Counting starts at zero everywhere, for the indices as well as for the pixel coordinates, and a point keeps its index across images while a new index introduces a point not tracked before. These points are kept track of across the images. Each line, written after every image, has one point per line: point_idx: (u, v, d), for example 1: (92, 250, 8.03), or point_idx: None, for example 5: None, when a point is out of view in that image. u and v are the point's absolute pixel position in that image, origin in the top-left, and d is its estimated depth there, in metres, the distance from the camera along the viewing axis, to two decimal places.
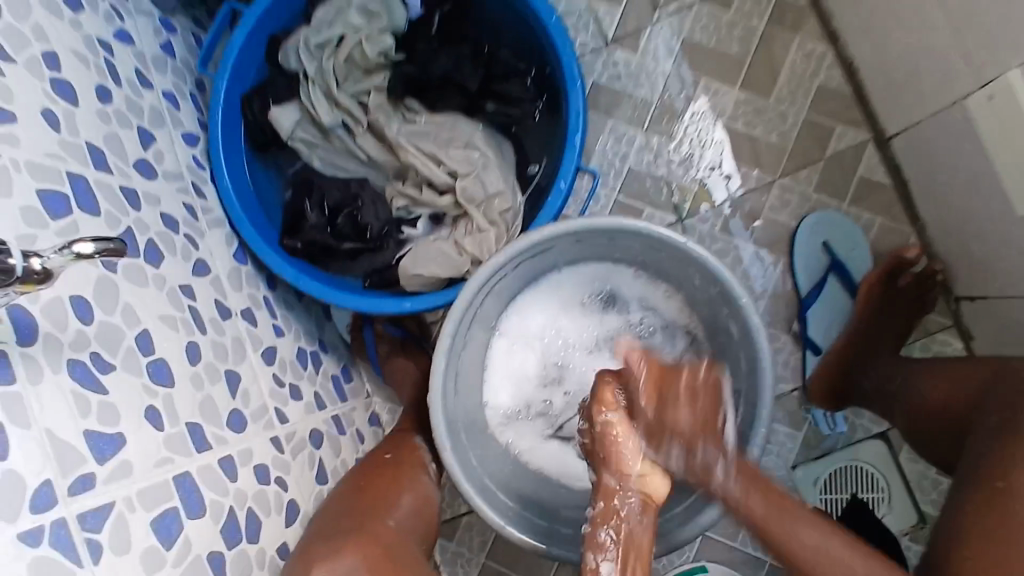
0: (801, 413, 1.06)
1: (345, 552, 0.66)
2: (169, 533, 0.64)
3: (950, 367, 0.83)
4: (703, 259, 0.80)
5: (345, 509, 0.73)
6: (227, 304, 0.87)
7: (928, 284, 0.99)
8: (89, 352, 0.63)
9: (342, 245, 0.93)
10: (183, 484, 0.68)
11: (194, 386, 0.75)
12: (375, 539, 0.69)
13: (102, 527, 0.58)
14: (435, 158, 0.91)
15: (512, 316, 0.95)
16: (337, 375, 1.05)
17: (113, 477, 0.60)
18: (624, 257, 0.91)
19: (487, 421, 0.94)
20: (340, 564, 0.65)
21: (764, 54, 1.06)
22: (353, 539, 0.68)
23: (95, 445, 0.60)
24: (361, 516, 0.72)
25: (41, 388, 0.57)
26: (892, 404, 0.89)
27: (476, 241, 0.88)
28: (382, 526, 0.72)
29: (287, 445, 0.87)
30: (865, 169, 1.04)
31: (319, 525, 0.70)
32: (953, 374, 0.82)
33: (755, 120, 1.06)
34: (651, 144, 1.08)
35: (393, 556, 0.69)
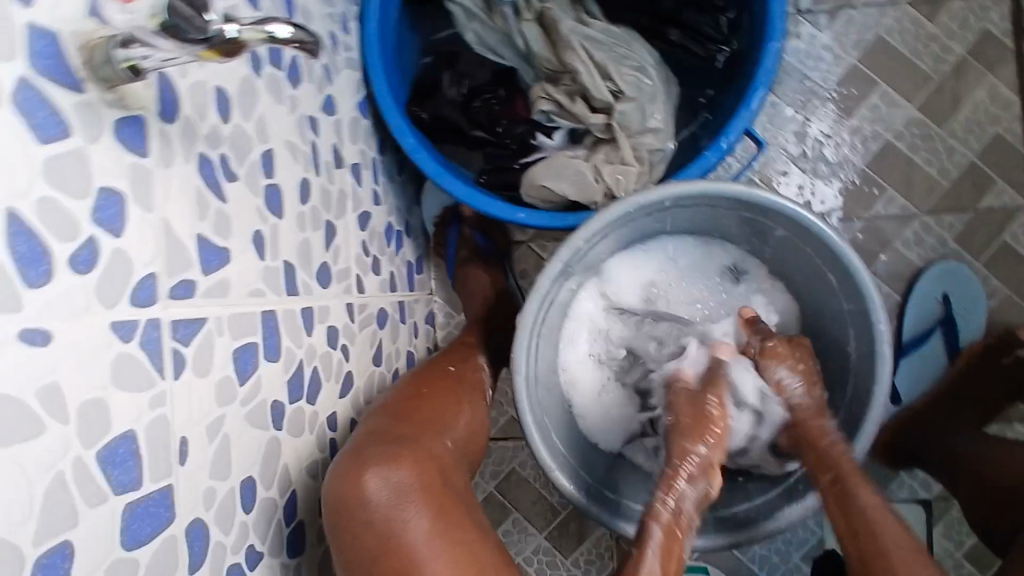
0: None
1: (402, 464, 0.57)
2: (245, 368, 0.58)
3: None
4: (859, 278, 0.73)
5: (399, 415, 0.64)
6: (342, 152, 0.81)
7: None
8: (219, 153, 0.56)
9: (472, 132, 0.87)
10: (267, 324, 0.62)
11: (298, 226, 0.69)
12: (433, 460, 0.60)
13: (190, 342, 0.51)
14: (602, 72, 0.81)
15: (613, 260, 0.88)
16: (412, 263, 1.00)
17: (211, 293, 0.54)
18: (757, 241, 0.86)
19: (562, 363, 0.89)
20: (392, 472, 0.56)
21: (953, 80, 0.98)
22: (410, 453, 0.58)
23: (203, 253, 0.54)
24: (418, 429, 0.63)
25: (170, 175, 0.50)
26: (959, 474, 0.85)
27: (616, 172, 0.81)
28: (439, 447, 0.63)
29: (358, 315, 0.82)
30: (1011, 235, 0.98)
31: (373, 427, 0.61)
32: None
33: (920, 146, 0.99)
34: (807, 135, 1.01)
35: (446, 478, 0.60)
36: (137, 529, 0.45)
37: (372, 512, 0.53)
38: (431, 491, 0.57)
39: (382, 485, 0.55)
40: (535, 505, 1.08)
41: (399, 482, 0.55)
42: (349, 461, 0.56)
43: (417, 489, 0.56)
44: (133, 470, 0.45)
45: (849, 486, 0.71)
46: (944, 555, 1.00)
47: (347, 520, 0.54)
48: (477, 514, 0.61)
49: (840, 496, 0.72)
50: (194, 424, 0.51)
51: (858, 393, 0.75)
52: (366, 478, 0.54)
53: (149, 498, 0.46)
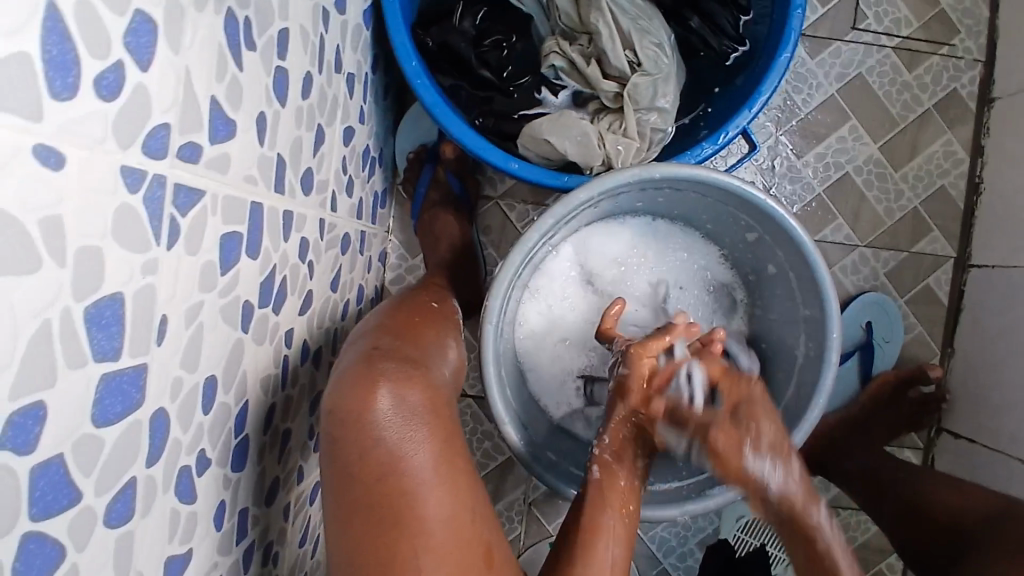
0: None
1: (415, 387, 0.54)
2: (229, 258, 0.53)
3: (967, 486, 0.84)
4: (823, 290, 0.77)
5: (402, 336, 0.61)
6: (342, 57, 0.75)
7: (931, 405, 1.04)
8: (245, 15, 0.50)
9: (479, 70, 0.83)
10: (253, 217, 0.57)
11: (294, 121, 0.63)
12: (439, 389, 0.58)
13: (187, 213, 0.46)
14: (624, 40, 0.80)
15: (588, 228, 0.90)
16: (378, 194, 0.95)
17: (213, 165, 0.49)
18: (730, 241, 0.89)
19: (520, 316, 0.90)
20: (406, 394, 0.53)
21: (915, 129, 1.06)
22: (422, 378, 0.56)
23: (213, 120, 0.48)
24: (423, 354, 0.61)
25: (201, 22, 0.44)
26: (881, 493, 0.90)
27: (619, 143, 0.80)
28: (441, 376, 0.61)
29: (326, 234, 0.77)
30: (934, 280, 1.07)
31: (383, 345, 0.58)
32: (957, 490, 0.84)
33: (874, 183, 1.07)
34: (779, 152, 1.06)
35: (451, 411, 0.58)
36: (108, 406, 0.40)
37: (383, 431, 0.51)
38: (440, 420, 0.55)
39: (394, 406, 0.52)
40: None
41: (414, 406, 0.53)
42: (362, 374, 0.53)
43: (427, 416, 0.53)
44: (116, 337, 0.40)
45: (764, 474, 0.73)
46: None
47: (353, 434, 0.51)
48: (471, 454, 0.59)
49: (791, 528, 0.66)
50: (176, 304, 0.46)
51: (801, 396, 0.80)
52: (380, 393, 0.52)
53: (124, 372, 0.41)
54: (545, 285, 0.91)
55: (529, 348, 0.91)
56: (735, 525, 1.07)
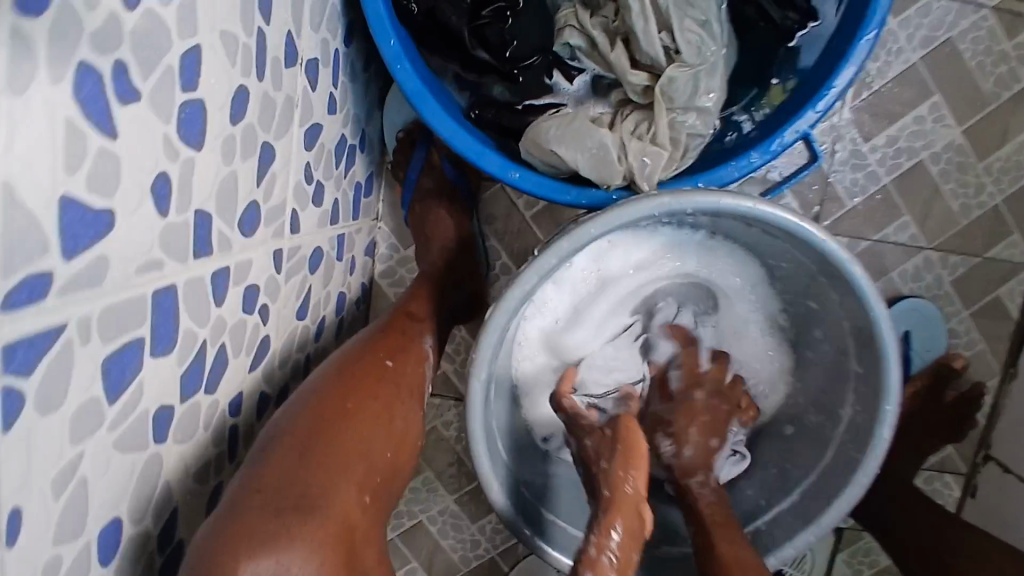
0: None
1: (297, 551, 0.45)
2: (122, 377, 0.40)
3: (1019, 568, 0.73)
4: (885, 352, 0.64)
5: (309, 450, 0.51)
6: (298, 44, 0.58)
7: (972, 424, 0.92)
8: (115, 58, 0.34)
9: (474, 52, 0.65)
10: (160, 305, 0.43)
11: (223, 158, 0.48)
12: (342, 529, 0.49)
13: (33, 369, 0.32)
14: (661, 17, 0.62)
15: (608, 237, 0.73)
16: (361, 185, 0.80)
17: (77, 285, 0.35)
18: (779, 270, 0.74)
19: (523, 335, 0.74)
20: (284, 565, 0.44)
21: (1009, 110, 0.87)
22: (311, 531, 0.46)
23: (68, 225, 0.33)
24: (327, 475, 0.50)
25: (25, 106, 0.29)
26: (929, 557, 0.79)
27: (646, 153, 0.64)
28: (354, 501, 0.51)
29: (287, 263, 0.63)
30: (1006, 291, 0.92)
31: (272, 474, 0.48)
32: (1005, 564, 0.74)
33: (952, 175, 0.89)
34: (842, 134, 0.88)
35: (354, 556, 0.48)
36: None
37: None
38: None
39: None
40: (450, 468, 0.98)
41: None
42: (228, 537, 0.44)
43: None
44: None
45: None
46: None
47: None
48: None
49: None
50: (35, 483, 0.34)
51: (842, 460, 0.68)
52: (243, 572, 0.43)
53: None
54: (552, 304, 0.75)
55: (528, 373, 0.76)
56: None
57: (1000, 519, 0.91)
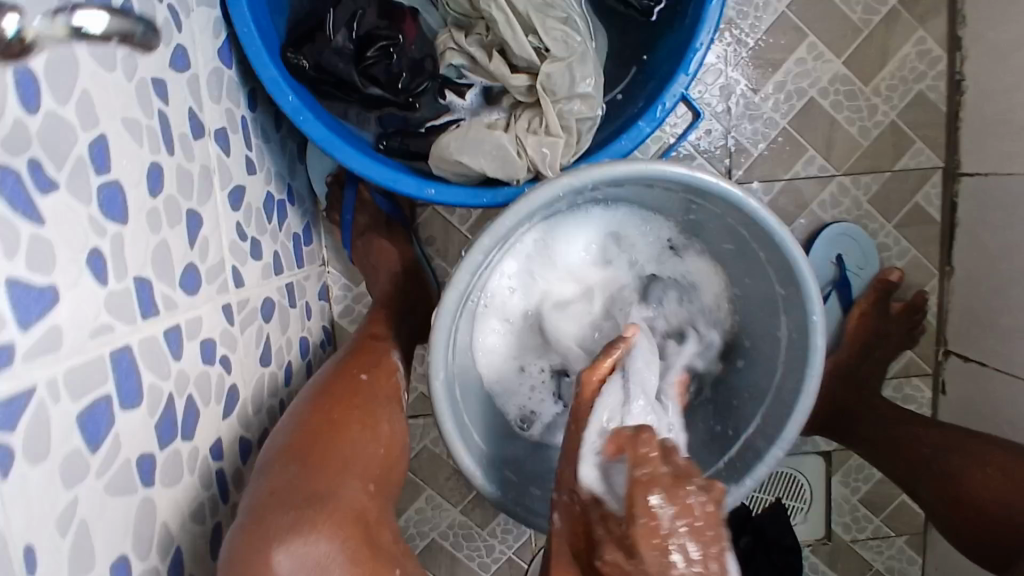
0: None
1: (318, 535, 0.50)
2: (96, 433, 0.47)
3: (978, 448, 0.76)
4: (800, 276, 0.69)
5: (306, 458, 0.57)
6: (201, 118, 0.64)
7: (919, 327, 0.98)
8: (28, 158, 0.41)
9: (368, 89, 0.72)
10: (120, 364, 0.49)
11: (149, 228, 0.54)
12: (354, 515, 0.54)
13: (14, 428, 0.40)
14: (524, 23, 0.69)
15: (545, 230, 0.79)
16: (298, 235, 0.87)
17: (36, 352, 0.41)
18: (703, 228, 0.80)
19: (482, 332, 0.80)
20: (310, 548, 0.49)
21: (879, 34, 0.94)
22: (325, 515, 0.52)
23: (18, 303, 0.40)
24: (329, 474, 0.56)
25: None
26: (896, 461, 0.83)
27: (543, 144, 0.70)
28: (361, 492, 0.57)
29: (239, 316, 0.69)
30: (922, 197, 0.97)
31: (279, 484, 0.54)
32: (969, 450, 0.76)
33: (843, 103, 0.95)
34: (733, 90, 0.94)
35: (371, 533, 0.54)
36: None
37: None
38: (355, 559, 0.50)
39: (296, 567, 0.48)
40: (449, 480, 1.03)
41: (317, 560, 0.49)
42: (251, 541, 0.49)
43: (341, 562, 0.50)
44: None
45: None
46: (839, 500, 1.05)
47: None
48: (407, 562, 0.56)
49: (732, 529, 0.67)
50: (31, 523, 0.40)
51: (787, 380, 0.74)
52: (275, 560, 0.48)
53: None
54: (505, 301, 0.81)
55: (493, 367, 0.82)
56: None
57: (968, 407, 0.96)
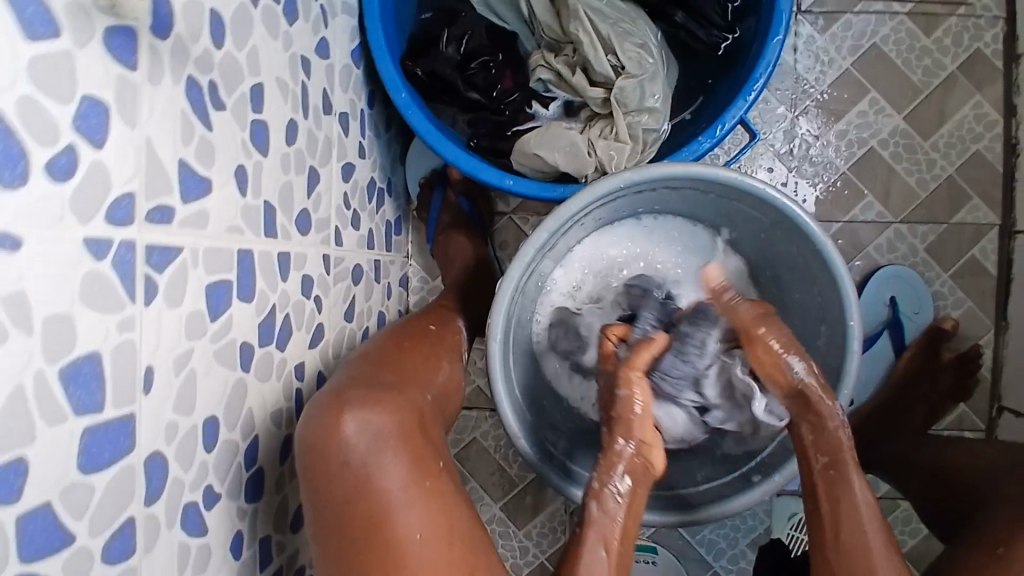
0: None
1: (382, 410, 0.56)
2: (217, 305, 0.56)
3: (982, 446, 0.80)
4: (845, 285, 0.73)
5: (379, 363, 0.64)
6: (331, 98, 0.78)
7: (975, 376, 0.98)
8: (209, 79, 0.54)
9: (467, 93, 0.85)
10: (242, 263, 0.60)
11: (282, 168, 0.67)
12: (413, 409, 0.60)
13: (164, 270, 0.49)
14: (605, 44, 0.81)
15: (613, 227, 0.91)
16: (390, 223, 0.98)
17: (189, 222, 0.52)
18: (756, 248, 0.87)
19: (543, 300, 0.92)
20: (373, 418, 0.54)
21: (941, 94, 1.00)
22: (390, 399, 0.58)
23: (183, 180, 0.51)
24: (397, 379, 0.63)
25: (158, 93, 0.48)
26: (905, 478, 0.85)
27: (610, 148, 0.80)
28: (421, 398, 0.63)
29: (334, 269, 0.80)
30: (979, 250, 1.00)
31: (356, 374, 0.60)
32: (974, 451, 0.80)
33: (903, 155, 1.01)
34: (796, 134, 1.02)
35: (426, 427, 0.59)
36: (95, 454, 0.43)
37: (348, 456, 0.52)
38: (410, 440, 0.56)
39: (360, 430, 0.53)
40: (493, 476, 1.08)
41: (378, 429, 0.54)
42: (326, 406, 0.55)
43: (397, 437, 0.55)
44: (96, 392, 0.43)
45: (845, 474, 0.68)
46: None
47: (321, 462, 0.53)
48: (451, 466, 0.61)
49: (829, 483, 0.69)
50: (161, 356, 0.49)
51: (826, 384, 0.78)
52: (346, 420, 0.53)
53: (110, 424, 0.44)
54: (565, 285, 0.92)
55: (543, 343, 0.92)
56: (786, 524, 1.04)
57: None
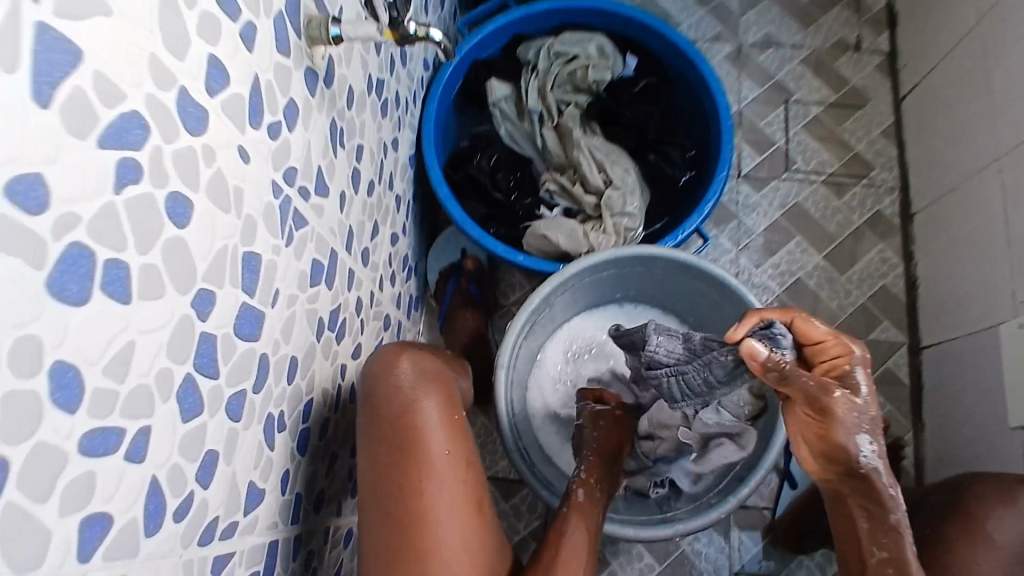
0: None
1: (425, 364, 0.77)
2: (315, 277, 0.75)
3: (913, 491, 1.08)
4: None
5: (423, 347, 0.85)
6: (394, 180, 1.03)
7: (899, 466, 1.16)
8: (341, 125, 0.79)
9: (492, 193, 1.13)
10: (331, 258, 0.80)
11: (361, 209, 0.90)
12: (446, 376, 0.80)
13: (298, 230, 0.69)
14: (599, 167, 1.10)
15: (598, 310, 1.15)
16: (413, 297, 1.19)
17: (314, 209, 0.73)
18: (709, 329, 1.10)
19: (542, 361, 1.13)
20: (418, 368, 0.76)
21: (851, 242, 1.30)
22: (431, 362, 0.79)
23: (318, 180, 0.73)
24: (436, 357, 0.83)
25: (319, 117, 0.72)
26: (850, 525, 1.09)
27: (599, 236, 1.06)
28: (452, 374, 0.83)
29: (374, 307, 0.99)
30: (892, 363, 1.24)
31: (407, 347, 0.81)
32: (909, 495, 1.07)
33: (826, 285, 1.28)
34: (740, 262, 1.29)
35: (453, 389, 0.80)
36: (246, 326, 0.61)
37: (400, 387, 0.73)
38: (443, 389, 0.76)
39: (410, 372, 0.74)
40: None
41: (421, 374, 0.75)
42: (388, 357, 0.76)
43: (435, 384, 0.75)
44: (252, 281, 0.61)
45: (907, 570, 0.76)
46: None
47: (381, 393, 0.73)
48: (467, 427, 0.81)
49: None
50: (283, 288, 0.67)
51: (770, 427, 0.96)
52: (401, 364, 0.74)
53: (251, 309, 0.61)
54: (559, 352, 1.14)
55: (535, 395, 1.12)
56: None
57: None
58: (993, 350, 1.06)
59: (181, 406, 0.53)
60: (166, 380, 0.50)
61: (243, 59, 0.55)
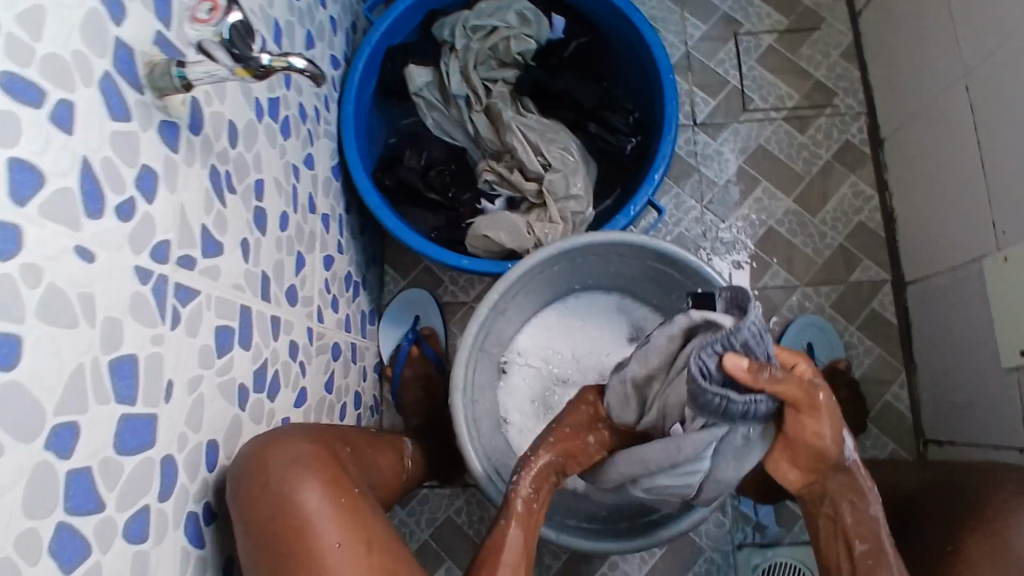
0: (733, 502, 1.17)
1: (299, 444, 0.68)
2: (224, 345, 0.68)
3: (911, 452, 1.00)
4: None
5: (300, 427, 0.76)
6: (316, 200, 0.95)
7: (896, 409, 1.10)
8: (225, 168, 0.70)
9: (427, 194, 1.05)
10: (243, 316, 0.73)
11: (276, 248, 0.82)
12: (329, 450, 0.72)
13: (187, 304, 0.62)
14: (535, 149, 1.01)
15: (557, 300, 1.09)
16: (365, 313, 1.13)
17: (205, 272, 0.65)
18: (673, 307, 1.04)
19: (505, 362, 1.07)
20: (291, 450, 0.67)
21: (821, 179, 1.22)
22: (306, 440, 0.70)
23: (205, 241, 0.66)
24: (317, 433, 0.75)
25: (191, 172, 0.63)
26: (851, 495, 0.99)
27: (545, 227, 0.98)
28: (339, 449, 0.75)
29: (315, 343, 0.93)
30: (877, 304, 1.17)
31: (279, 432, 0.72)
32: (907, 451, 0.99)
33: (798, 231, 1.20)
34: (706, 219, 1.22)
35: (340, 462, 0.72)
36: (129, 439, 0.53)
37: (270, 477, 0.63)
38: (325, 469, 0.67)
39: (282, 459, 0.66)
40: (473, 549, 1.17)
41: (296, 458, 0.66)
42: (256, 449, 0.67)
43: (314, 465, 0.67)
44: (131, 387, 0.54)
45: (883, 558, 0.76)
46: None
47: (252, 488, 0.63)
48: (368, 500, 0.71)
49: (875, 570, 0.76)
50: (180, 374, 0.60)
51: None
52: (269, 454, 0.66)
53: (139, 417, 0.54)
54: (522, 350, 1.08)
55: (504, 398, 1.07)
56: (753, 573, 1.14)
57: None
58: (979, 285, 0.99)
59: (56, 560, 0.46)
60: (31, 546, 0.43)
61: (58, 145, 0.47)
